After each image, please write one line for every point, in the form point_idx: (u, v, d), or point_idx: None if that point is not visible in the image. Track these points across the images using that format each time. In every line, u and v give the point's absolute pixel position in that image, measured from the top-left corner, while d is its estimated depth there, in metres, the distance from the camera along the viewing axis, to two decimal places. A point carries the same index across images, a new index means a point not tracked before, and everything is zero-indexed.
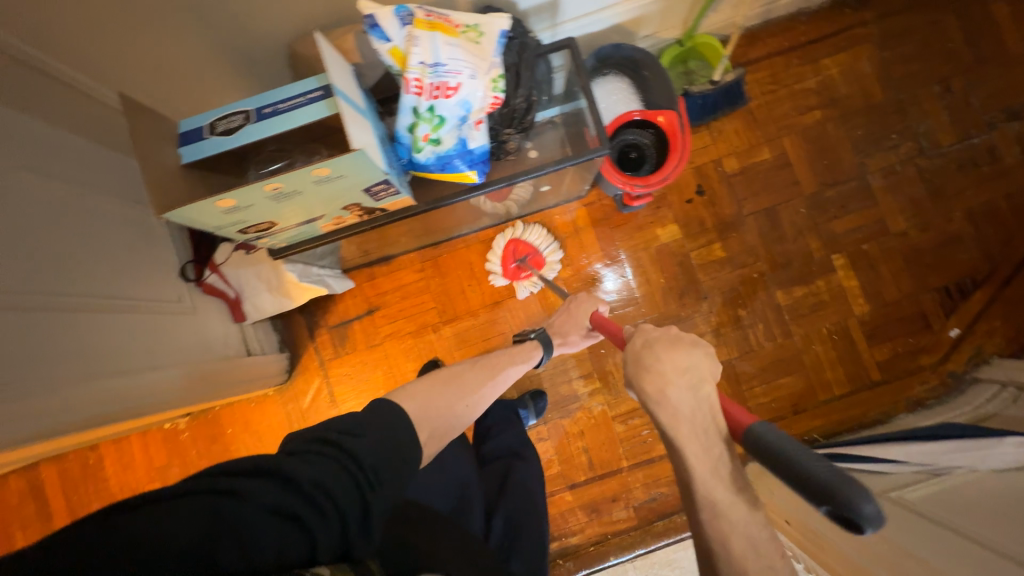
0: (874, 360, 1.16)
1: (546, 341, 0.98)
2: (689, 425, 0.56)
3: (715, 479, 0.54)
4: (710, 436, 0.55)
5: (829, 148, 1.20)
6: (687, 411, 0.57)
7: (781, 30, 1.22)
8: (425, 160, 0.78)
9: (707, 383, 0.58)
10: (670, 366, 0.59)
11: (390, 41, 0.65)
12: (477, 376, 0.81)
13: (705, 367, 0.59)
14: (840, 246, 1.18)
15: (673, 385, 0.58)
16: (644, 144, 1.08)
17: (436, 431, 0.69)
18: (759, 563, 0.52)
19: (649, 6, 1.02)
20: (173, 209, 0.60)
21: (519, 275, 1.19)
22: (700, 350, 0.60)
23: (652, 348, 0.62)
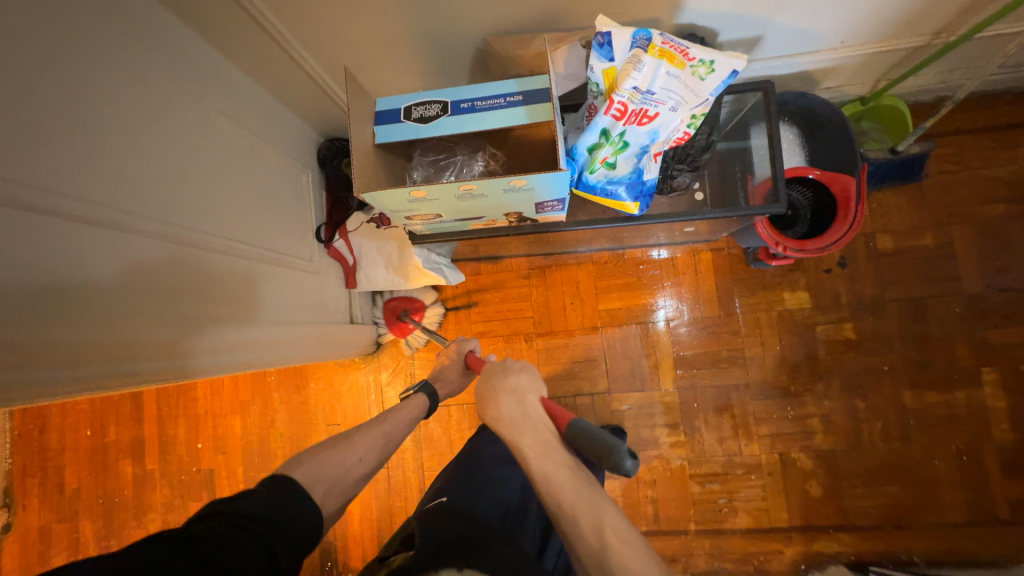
0: (1004, 495, 1.02)
1: (432, 393, 0.89)
2: (518, 427, 0.63)
3: (544, 461, 0.61)
4: (534, 425, 0.64)
5: (1007, 249, 1.07)
6: (515, 417, 0.64)
7: (981, 106, 1.09)
8: (593, 181, 0.76)
9: (531, 392, 0.67)
10: (501, 386, 0.68)
11: (612, 61, 0.62)
12: (365, 437, 0.74)
13: (528, 382, 0.69)
14: (994, 360, 1.05)
15: (500, 400, 0.66)
16: (801, 204, 0.99)
17: (333, 487, 0.65)
18: (588, 511, 0.56)
19: (850, 58, 0.93)
20: (370, 191, 0.61)
21: (405, 332, 1.21)
22: (526, 370, 0.70)
23: (486, 382, 0.70)
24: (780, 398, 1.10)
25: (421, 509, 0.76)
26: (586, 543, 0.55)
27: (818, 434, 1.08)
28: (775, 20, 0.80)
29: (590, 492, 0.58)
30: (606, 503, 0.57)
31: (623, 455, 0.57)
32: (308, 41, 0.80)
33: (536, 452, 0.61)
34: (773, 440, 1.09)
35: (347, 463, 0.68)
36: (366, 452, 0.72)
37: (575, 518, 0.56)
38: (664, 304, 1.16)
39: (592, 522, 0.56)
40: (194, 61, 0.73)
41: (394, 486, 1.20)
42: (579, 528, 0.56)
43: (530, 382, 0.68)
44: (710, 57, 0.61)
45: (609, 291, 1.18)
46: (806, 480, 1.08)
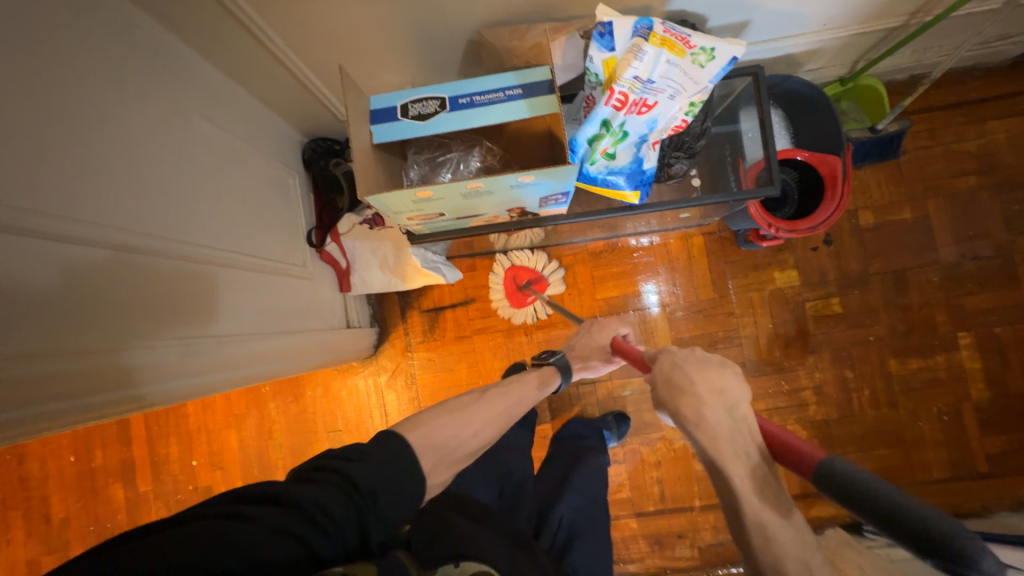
0: (982, 450, 1.09)
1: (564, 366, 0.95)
2: (730, 451, 0.48)
3: (761, 508, 0.45)
4: (747, 456, 0.47)
5: (977, 219, 1.12)
6: (724, 437, 0.49)
7: (951, 83, 1.13)
8: (594, 172, 0.76)
9: (741, 407, 0.50)
10: (700, 387, 0.52)
11: (612, 51, 0.62)
12: (484, 407, 0.69)
13: (735, 389, 0.52)
14: (969, 325, 1.11)
15: (705, 409, 0.50)
16: (789, 184, 1.02)
17: (443, 457, 0.58)
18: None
19: (832, 40, 0.95)
20: (375, 193, 0.60)
21: (522, 302, 1.19)
22: (730, 369, 0.53)
23: (677, 372, 0.55)
24: (776, 373, 1.14)
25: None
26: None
27: (811, 405, 1.13)
28: (763, 4, 0.80)
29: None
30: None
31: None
32: (289, 37, 0.76)
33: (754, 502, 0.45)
34: (770, 414, 1.13)
35: (461, 435, 0.62)
36: (483, 429, 0.66)
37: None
38: (648, 296, 1.18)
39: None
40: (173, 64, 0.69)
41: None
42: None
43: (744, 392, 0.51)
44: (711, 45, 0.61)
45: (606, 279, 1.19)
46: None
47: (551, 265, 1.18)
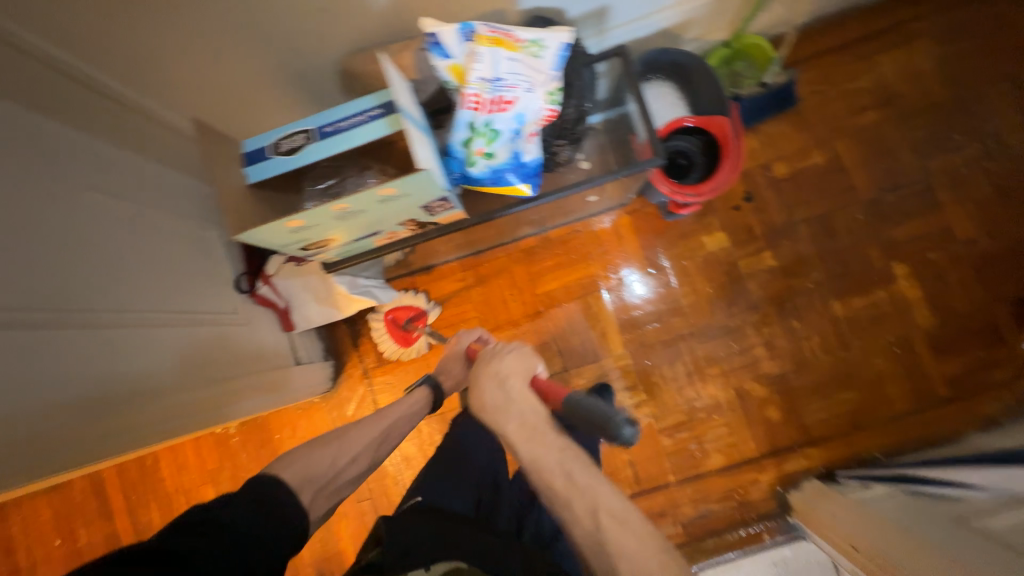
0: (941, 376, 1.09)
1: (435, 384, 0.88)
2: (505, 413, 0.67)
3: (531, 443, 0.64)
4: (518, 410, 0.67)
5: (886, 151, 1.15)
6: (500, 403, 0.68)
7: (834, 27, 1.17)
8: (478, 173, 0.78)
9: (514, 377, 0.70)
10: (486, 372, 0.71)
11: (450, 57, 0.65)
12: (360, 433, 0.74)
13: (513, 365, 0.72)
14: (902, 254, 1.12)
15: (485, 387, 0.70)
16: (693, 150, 1.04)
17: (320, 488, 0.65)
18: (581, 493, 0.59)
19: (699, 9, 1.00)
20: (249, 229, 0.63)
21: (407, 339, 1.21)
22: (517, 354, 0.74)
23: (472, 372, 0.73)
24: (723, 335, 1.15)
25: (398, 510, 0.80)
26: (581, 526, 0.58)
27: (764, 361, 1.13)
28: None
29: (581, 477, 0.60)
30: (599, 480, 0.60)
31: (625, 426, 0.61)
32: (172, 100, 0.80)
33: (523, 436, 0.64)
34: (727, 376, 1.14)
35: (338, 463, 0.68)
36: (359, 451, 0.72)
37: (569, 501, 0.59)
38: (630, 285, 1.18)
39: (586, 504, 0.58)
40: None
41: (378, 499, 1.23)
42: (568, 503, 0.59)
43: (517, 367, 0.71)
44: (538, 37, 0.65)
45: (542, 273, 1.21)
46: (765, 406, 1.12)
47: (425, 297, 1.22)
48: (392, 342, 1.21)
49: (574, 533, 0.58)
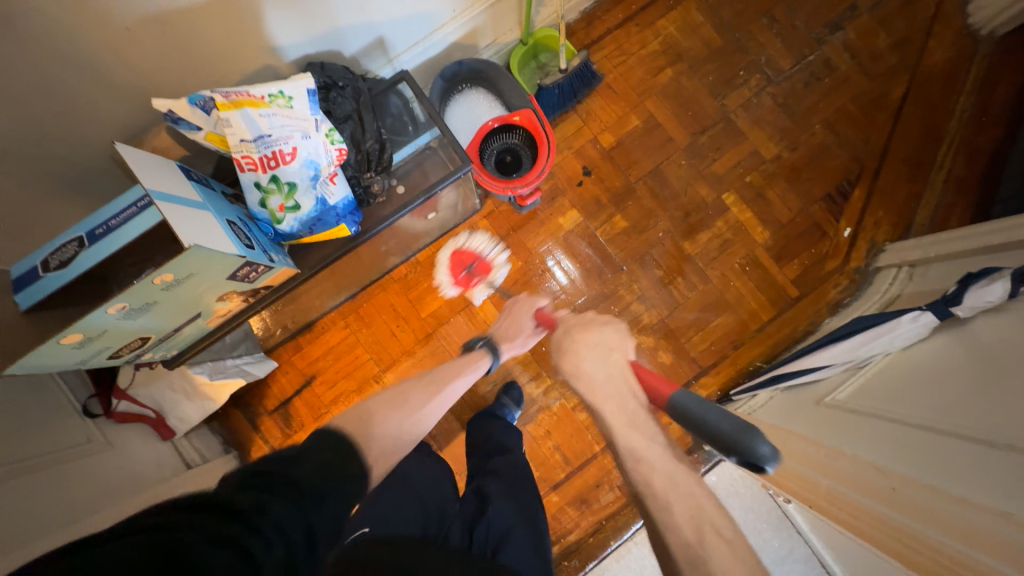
0: (788, 278, 1.22)
1: (492, 347, 0.92)
2: (602, 388, 0.67)
3: (629, 429, 0.63)
4: (616, 388, 0.67)
5: (690, 100, 1.27)
6: (599, 374, 0.68)
7: (613, 5, 1.29)
8: (290, 228, 0.78)
9: (616, 352, 0.70)
10: (581, 341, 0.71)
11: (201, 128, 0.67)
12: (421, 393, 0.74)
13: (613, 339, 0.71)
14: (727, 185, 1.25)
15: (585, 355, 0.70)
16: (516, 144, 1.11)
17: (389, 450, 0.63)
18: (682, 500, 0.58)
19: (478, 18, 1.05)
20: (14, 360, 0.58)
21: (468, 284, 1.22)
22: (613, 326, 0.73)
23: (569, 335, 0.73)
24: (604, 301, 1.21)
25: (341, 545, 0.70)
26: (679, 530, 0.56)
27: (644, 314, 1.21)
28: (377, 20, 0.88)
29: (684, 481, 0.59)
30: (702, 491, 0.59)
31: (760, 447, 0.58)
32: None
33: (618, 422, 0.64)
34: None
35: (404, 428, 0.67)
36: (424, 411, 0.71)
37: (669, 504, 0.57)
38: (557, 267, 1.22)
39: (686, 505, 0.57)
40: None
41: None
42: (668, 504, 0.57)
43: (622, 347, 0.71)
44: (279, 89, 0.67)
45: (423, 296, 1.22)
46: (656, 354, 1.20)
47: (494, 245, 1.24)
48: (451, 283, 1.23)
49: (663, 536, 0.56)
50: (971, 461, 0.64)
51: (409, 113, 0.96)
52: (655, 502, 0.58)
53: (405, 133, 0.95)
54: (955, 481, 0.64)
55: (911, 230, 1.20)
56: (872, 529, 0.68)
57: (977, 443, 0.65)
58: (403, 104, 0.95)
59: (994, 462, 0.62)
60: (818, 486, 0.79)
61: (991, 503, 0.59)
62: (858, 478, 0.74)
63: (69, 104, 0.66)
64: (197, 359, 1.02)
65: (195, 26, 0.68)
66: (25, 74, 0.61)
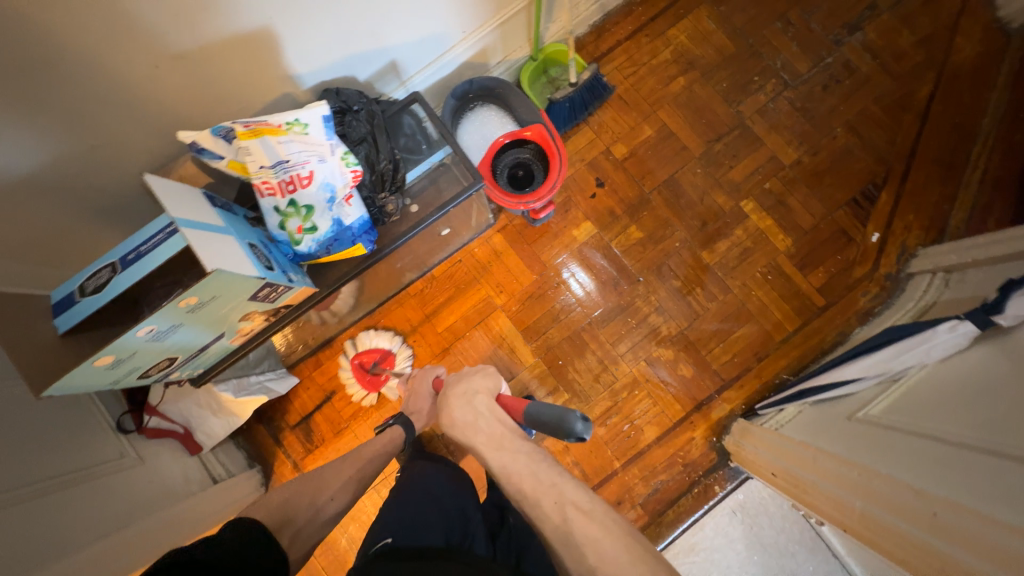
0: (813, 287, 1.18)
1: (407, 421, 0.93)
2: (472, 423, 0.75)
3: (500, 448, 0.69)
4: (486, 417, 0.75)
5: (704, 108, 1.25)
6: (470, 415, 0.76)
7: (622, 17, 1.29)
8: (308, 249, 0.80)
9: (483, 391, 0.80)
10: (454, 393, 0.80)
11: (223, 157, 0.70)
12: (337, 467, 0.80)
13: (479, 382, 0.81)
14: (745, 192, 1.22)
15: (455, 404, 0.78)
16: (527, 159, 1.11)
17: (307, 521, 0.69)
18: (548, 493, 0.62)
19: (488, 37, 1.07)
20: (52, 382, 0.61)
21: (378, 383, 1.19)
22: (480, 372, 0.84)
23: (446, 392, 0.82)
24: (621, 313, 1.20)
25: (364, 557, 0.66)
26: (549, 521, 0.60)
27: (662, 326, 1.19)
28: (389, 44, 0.91)
29: (547, 475, 0.64)
30: (565, 480, 0.63)
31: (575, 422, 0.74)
32: None
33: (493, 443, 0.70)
34: (635, 352, 1.18)
35: (319, 499, 0.73)
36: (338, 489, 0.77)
37: (539, 500, 0.62)
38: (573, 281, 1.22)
39: (552, 499, 0.61)
40: None
41: None
42: (539, 501, 0.61)
43: (484, 386, 0.81)
44: (295, 117, 0.70)
45: (439, 311, 1.23)
46: (677, 366, 1.17)
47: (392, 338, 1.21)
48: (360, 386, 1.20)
49: (542, 529, 0.60)
50: (1013, 480, 0.60)
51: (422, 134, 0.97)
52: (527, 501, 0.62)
53: (419, 152, 0.96)
54: (991, 503, 0.60)
55: (945, 234, 1.14)
56: (915, 560, 0.66)
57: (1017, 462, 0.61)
58: (416, 125, 0.98)
59: None
60: (853, 510, 0.77)
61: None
62: (892, 500, 0.71)
63: (105, 137, 0.71)
64: (222, 377, 1.05)
65: (219, 59, 0.72)
66: (64, 111, 0.65)
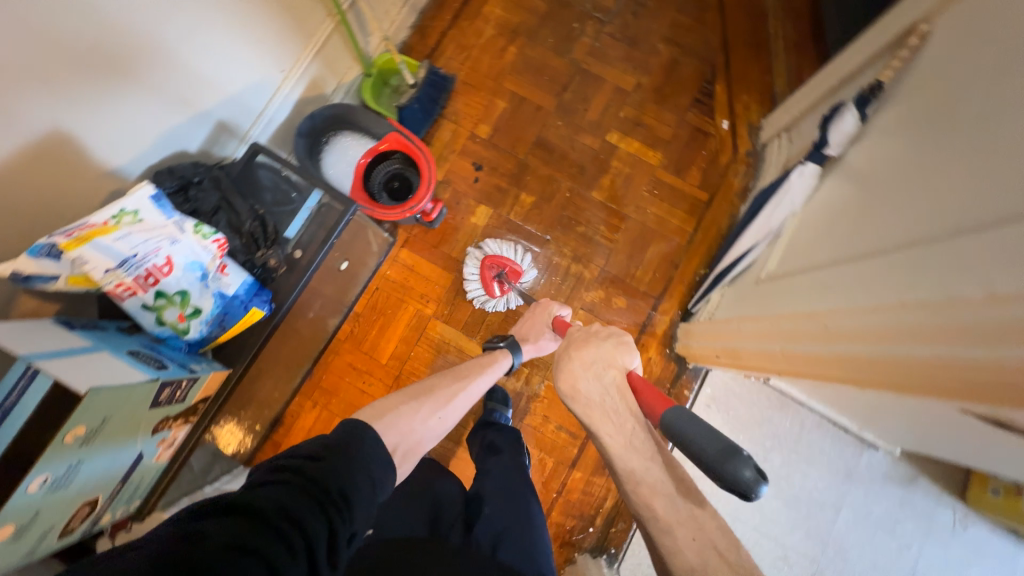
0: (695, 185, 1.28)
1: (513, 344, 0.98)
2: (599, 410, 0.67)
3: (629, 453, 0.62)
4: (615, 414, 0.66)
5: (542, 66, 1.32)
6: (595, 395, 0.69)
7: (435, 11, 1.33)
8: (200, 333, 0.77)
9: (612, 369, 0.71)
10: (580, 359, 0.73)
11: (58, 275, 0.62)
12: (444, 387, 0.81)
13: (606, 355, 0.73)
14: (607, 126, 1.30)
15: (582, 377, 0.71)
16: (397, 168, 1.12)
17: (408, 449, 0.70)
18: (684, 523, 0.56)
19: (311, 69, 1.06)
20: None
21: (497, 292, 1.19)
22: (614, 339, 0.75)
23: (568, 355, 0.74)
24: (546, 274, 1.24)
25: None
26: (683, 556, 0.54)
27: (587, 271, 1.24)
28: (205, 106, 0.87)
29: (684, 504, 0.58)
30: (705, 513, 0.57)
31: (744, 467, 0.53)
32: None
33: (624, 446, 0.63)
34: (572, 304, 1.23)
35: (427, 421, 0.73)
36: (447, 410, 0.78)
37: (671, 529, 0.56)
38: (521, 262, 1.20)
39: (688, 533, 0.56)
40: None
41: None
42: (671, 528, 0.56)
43: (619, 359, 0.72)
44: (119, 208, 0.67)
45: (377, 344, 1.21)
46: (612, 302, 1.23)
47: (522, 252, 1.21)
48: (480, 289, 1.20)
49: (667, 558, 0.55)
50: (879, 273, 0.64)
51: (286, 184, 0.92)
52: (655, 526, 0.57)
53: (291, 202, 0.91)
54: (850, 295, 0.67)
55: (775, 100, 1.29)
56: (833, 372, 0.64)
57: (881, 256, 0.66)
58: (274, 175, 0.92)
59: (899, 264, 0.62)
60: (775, 354, 0.77)
61: (894, 298, 0.59)
62: (797, 329, 0.73)
63: None
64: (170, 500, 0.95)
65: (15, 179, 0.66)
66: None
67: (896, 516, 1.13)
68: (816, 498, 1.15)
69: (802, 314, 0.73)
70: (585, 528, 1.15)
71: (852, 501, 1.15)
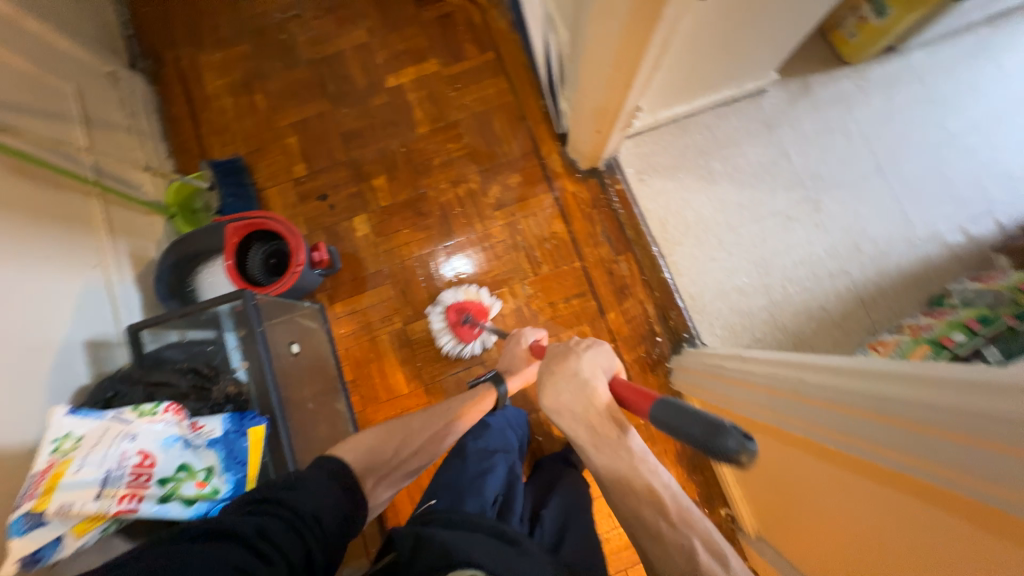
0: (477, 56, 1.34)
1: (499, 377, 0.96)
2: (567, 419, 0.69)
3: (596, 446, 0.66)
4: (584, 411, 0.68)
5: (288, 86, 1.34)
6: (574, 403, 0.69)
7: (173, 127, 1.33)
8: (230, 485, 0.74)
9: (594, 376, 0.71)
10: (566, 370, 0.72)
11: (61, 533, 0.62)
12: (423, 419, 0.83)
13: (593, 359, 0.73)
14: (378, 80, 1.34)
15: (558, 385, 0.70)
16: (263, 250, 1.11)
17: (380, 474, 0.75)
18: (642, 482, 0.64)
19: (121, 248, 1.06)
20: None
21: (472, 337, 1.17)
22: (595, 348, 0.75)
23: (551, 364, 0.74)
24: (447, 215, 1.27)
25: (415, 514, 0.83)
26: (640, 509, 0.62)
27: (472, 184, 1.29)
28: (59, 336, 0.85)
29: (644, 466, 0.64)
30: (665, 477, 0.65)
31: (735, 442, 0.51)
32: None
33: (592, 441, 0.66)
34: (486, 214, 1.27)
35: (399, 454, 0.78)
36: (420, 444, 0.81)
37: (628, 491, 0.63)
38: (457, 265, 1.25)
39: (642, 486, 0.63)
40: None
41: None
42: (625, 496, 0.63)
43: (589, 370, 0.71)
44: (54, 439, 0.67)
45: (388, 384, 1.20)
46: (509, 183, 1.29)
47: (479, 290, 1.20)
48: (453, 339, 1.18)
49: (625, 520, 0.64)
50: None
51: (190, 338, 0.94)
52: (648, 536, 0.62)
53: (215, 352, 0.92)
54: None
55: None
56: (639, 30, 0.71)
57: None
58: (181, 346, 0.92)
59: None
60: (612, 72, 0.84)
61: None
62: (599, 43, 0.80)
63: None
64: None
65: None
66: None
67: (821, 116, 1.25)
68: (766, 161, 1.25)
69: (589, 28, 0.79)
70: (655, 341, 1.23)
71: (788, 138, 1.25)
